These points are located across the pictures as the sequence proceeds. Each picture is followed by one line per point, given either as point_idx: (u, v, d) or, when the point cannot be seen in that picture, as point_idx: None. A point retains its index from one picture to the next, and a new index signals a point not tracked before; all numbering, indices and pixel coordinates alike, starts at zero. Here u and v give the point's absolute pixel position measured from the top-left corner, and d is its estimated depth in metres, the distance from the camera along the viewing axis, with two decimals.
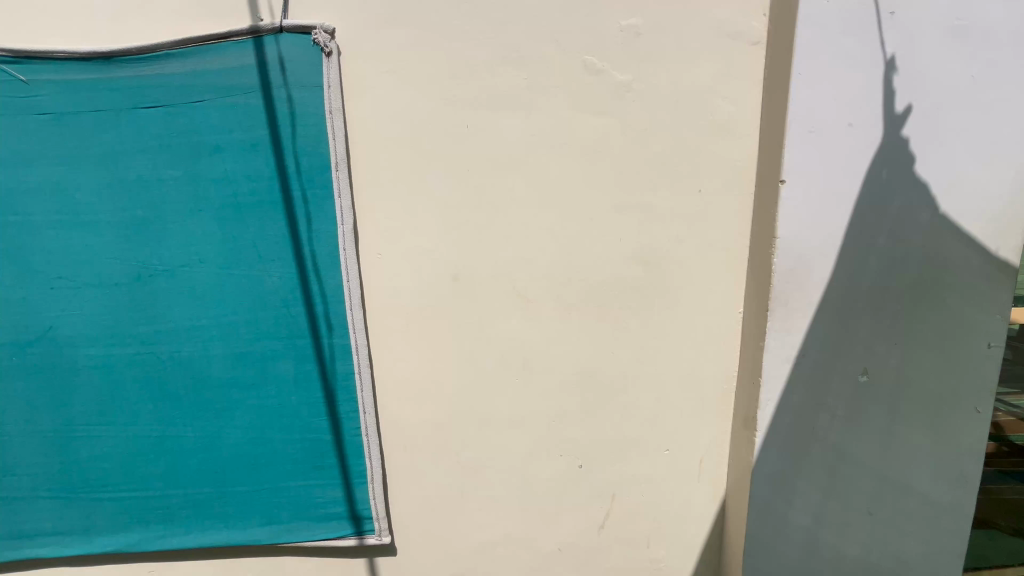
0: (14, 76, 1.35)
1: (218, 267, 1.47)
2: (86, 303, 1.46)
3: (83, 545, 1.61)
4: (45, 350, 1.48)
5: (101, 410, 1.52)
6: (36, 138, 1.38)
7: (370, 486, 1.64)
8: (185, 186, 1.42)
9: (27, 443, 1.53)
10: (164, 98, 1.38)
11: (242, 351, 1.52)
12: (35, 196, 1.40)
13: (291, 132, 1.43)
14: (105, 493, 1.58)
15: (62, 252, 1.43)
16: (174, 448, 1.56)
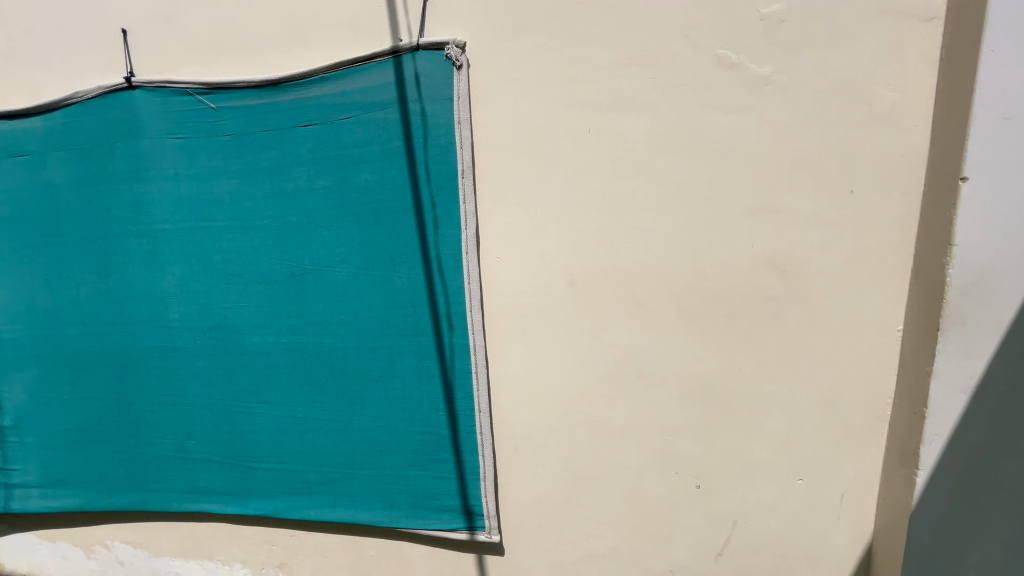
0: (205, 103, 1.60)
1: (357, 268, 1.61)
2: (252, 296, 1.69)
3: (240, 506, 1.86)
4: (219, 335, 1.73)
5: (259, 390, 1.75)
6: (221, 156, 1.62)
7: (482, 483, 1.68)
8: (332, 195, 1.58)
9: (204, 413, 1.81)
10: (318, 117, 1.55)
11: (374, 345, 1.65)
12: (218, 204, 1.65)
13: (423, 142, 1.52)
14: (260, 462, 1.81)
15: (235, 252, 1.67)
16: (314, 429, 1.74)
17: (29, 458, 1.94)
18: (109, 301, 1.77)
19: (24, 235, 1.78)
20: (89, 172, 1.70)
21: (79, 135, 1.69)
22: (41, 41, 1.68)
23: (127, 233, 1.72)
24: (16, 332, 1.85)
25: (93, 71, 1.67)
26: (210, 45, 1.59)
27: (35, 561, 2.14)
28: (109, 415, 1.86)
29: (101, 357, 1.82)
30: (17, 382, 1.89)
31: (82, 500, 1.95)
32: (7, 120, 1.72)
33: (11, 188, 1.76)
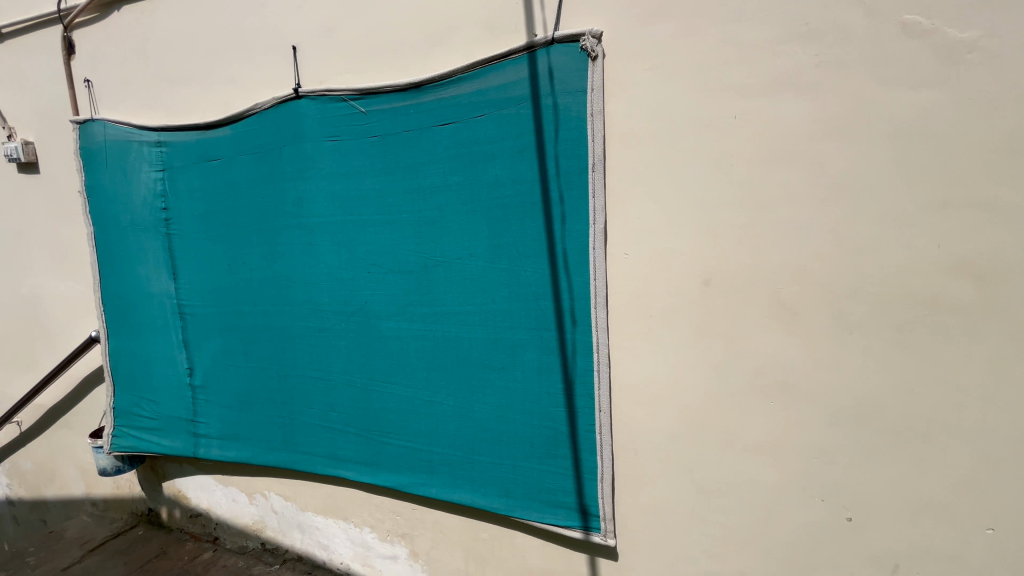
0: (356, 107, 1.76)
1: (485, 261, 1.66)
2: (389, 285, 1.83)
3: (371, 476, 2.03)
4: (360, 319, 1.90)
5: (392, 371, 1.89)
6: (368, 156, 1.78)
7: (599, 484, 1.65)
8: (464, 190, 1.65)
9: (345, 389, 2.00)
10: (455, 116, 1.62)
11: (497, 337, 1.70)
12: (364, 200, 1.81)
13: (554, 136, 1.52)
14: (390, 438, 1.96)
15: (377, 243, 1.82)
16: (439, 412, 1.84)
17: (211, 414, 2.31)
18: (275, 285, 2.04)
19: (214, 227, 2.11)
20: (263, 173, 1.96)
21: (256, 140, 1.95)
22: (232, 62, 1.98)
23: (290, 226, 1.96)
24: (206, 309, 2.21)
25: (270, 85, 1.93)
26: (363, 55, 1.75)
27: (212, 500, 2.56)
28: (271, 384, 2.15)
29: (267, 333, 2.10)
30: (205, 350, 2.26)
31: (247, 455, 2.27)
32: (204, 130, 2.05)
33: (206, 188, 2.09)
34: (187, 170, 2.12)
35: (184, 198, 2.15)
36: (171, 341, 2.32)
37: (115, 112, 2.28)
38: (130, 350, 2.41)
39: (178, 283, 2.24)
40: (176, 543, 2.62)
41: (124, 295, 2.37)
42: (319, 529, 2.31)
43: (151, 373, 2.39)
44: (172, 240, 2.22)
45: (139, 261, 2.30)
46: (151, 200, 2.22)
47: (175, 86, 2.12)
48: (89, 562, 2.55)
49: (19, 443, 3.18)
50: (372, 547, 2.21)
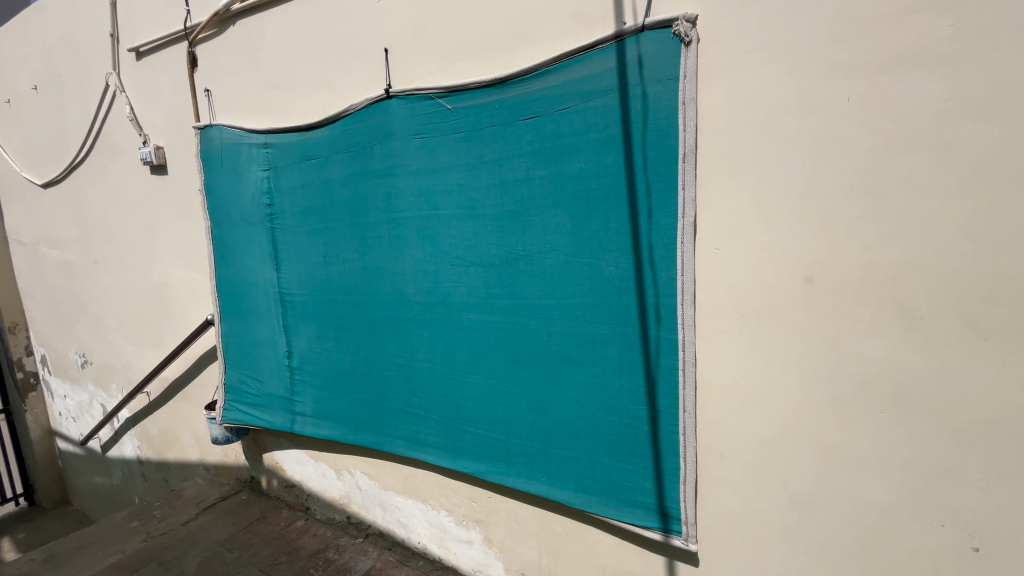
0: (443, 105, 1.81)
1: (567, 255, 1.66)
2: (471, 277, 1.88)
3: (450, 461, 2.11)
4: (443, 310, 1.98)
5: (472, 361, 1.95)
6: (453, 151, 1.83)
7: (681, 487, 1.59)
8: (547, 183, 1.65)
9: (427, 377, 2.09)
10: (539, 109, 1.63)
11: (577, 331, 1.69)
12: (449, 195, 1.87)
13: (642, 127, 1.47)
14: (468, 426, 2.02)
15: (460, 237, 1.87)
16: (516, 403, 1.87)
17: (307, 395, 2.50)
18: (365, 276, 2.17)
19: (312, 222, 2.28)
20: (356, 170, 2.09)
21: (351, 140, 2.08)
22: (330, 67, 2.12)
23: (380, 220, 2.07)
24: (303, 297, 2.40)
25: (363, 87, 2.04)
26: (450, 53, 1.81)
27: (304, 473, 2.79)
28: (360, 368, 2.29)
29: (357, 321, 2.25)
30: (302, 335, 2.45)
31: (337, 433, 2.45)
32: (304, 131, 2.21)
33: (305, 185, 2.26)
34: (289, 169, 2.30)
35: (286, 195, 2.34)
36: (273, 326, 2.54)
37: (229, 117, 2.52)
38: (239, 333, 2.68)
39: (280, 273, 2.45)
40: (274, 510, 2.88)
41: (235, 283, 2.63)
42: (399, 508, 2.45)
43: (256, 355, 2.64)
44: (275, 233, 2.42)
45: (247, 253, 2.54)
46: (259, 197, 2.43)
47: (280, 92, 2.31)
48: (203, 519, 2.87)
49: (148, 411, 3.65)
50: (448, 530, 2.30)
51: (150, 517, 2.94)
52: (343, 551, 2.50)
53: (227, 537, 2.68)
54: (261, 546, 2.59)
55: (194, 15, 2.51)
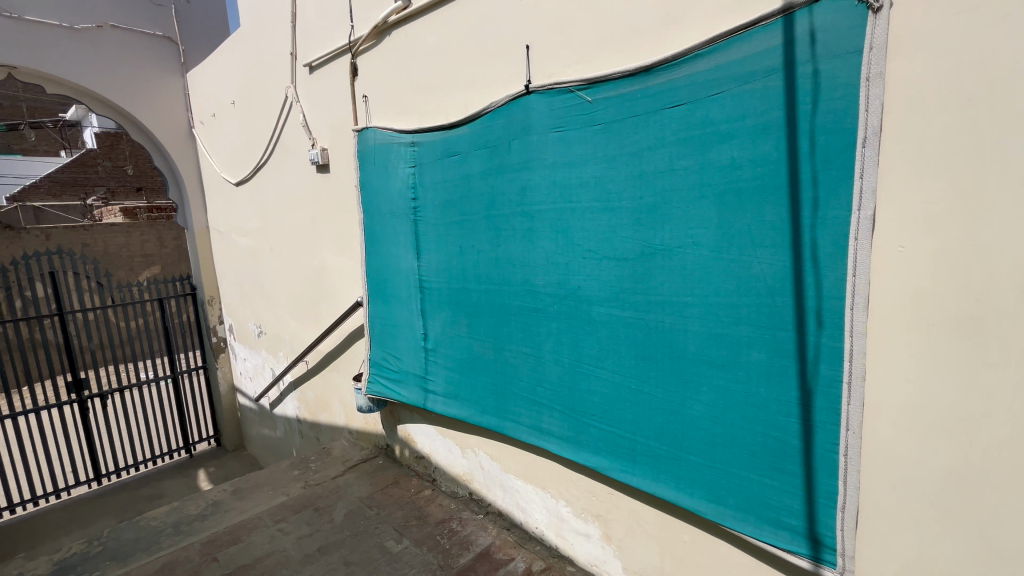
0: (583, 97, 1.81)
1: (711, 250, 1.57)
2: (603, 271, 1.86)
3: (572, 453, 2.12)
4: (573, 303, 1.99)
5: (600, 356, 1.94)
6: (591, 144, 1.82)
7: (838, 513, 1.42)
8: (693, 174, 1.57)
9: (553, 367, 2.13)
10: (688, 96, 1.55)
11: (719, 332, 1.59)
12: (584, 188, 1.87)
13: (811, 109, 1.32)
14: (593, 420, 2.02)
15: (594, 230, 1.86)
16: (645, 403, 1.82)
17: (439, 375, 2.70)
18: (498, 267, 2.27)
19: (450, 215, 2.44)
20: (494, 165, 2.18)
21: (490, 136, 2.17)
22: (474, 68, 2.24)
23: (514, 213, 2.14)
24: (440, 285, 2.58)
25: (504, 85, 2.12)
26: (593, 45, 1.80)
27: (433, 447, 3.02)
28: (488, 355, 2.41)
29: (488, 310, 2.36)
30: (437, 320, 2.64)
31: (465, 414, 2.60)
32: (447, 130, 2.36)
33: (446, 180, 2.42)
34: (432, 165, 2.48)
35: (429, 189, 2.53)
36: (412, 310, 2.78)
37: (383, 120, 2.80)
38: (382, 314, 2.97)
39: (420, 262, 2.66)
40: (405, 477, 3.17)
41: (381, 269, 2.92)
42: (518, 491, 2.54)
43: (396, 335, 2.90)
44: (417, 225, 2.63)
45: (393, 242, 2.79)
46: (404, 191, 2.66)
47: (427, 94, 2.50)
48: (347, 476, 3.26)
49: (307, 377, 4.23)
50: (566, 520, 2.33)
51: (307, 468, 3.41)
52: (465, 524, 2.67)
53: (367, 495, 3.01)
54: (395, 507, 2.86)
55: (357, 29, 2.82)
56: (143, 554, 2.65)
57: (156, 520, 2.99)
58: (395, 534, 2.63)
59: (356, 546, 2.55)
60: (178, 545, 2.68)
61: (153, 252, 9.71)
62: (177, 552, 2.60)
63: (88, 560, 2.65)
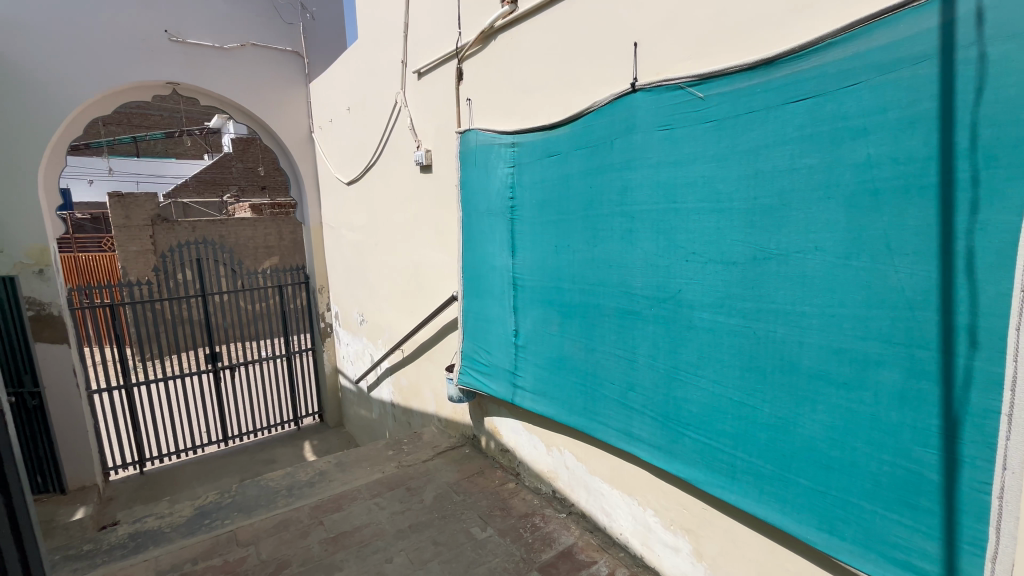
0: (694, 93, 1.74)
1: (836, 257, 1.44)
2: (708, 275, 1.79)
3: (663, 462, 2.06)
4: (673, 307, 1.93)
5: (699, 364, 1.86)
6: (700, 142, 1.75)
7: (987, 564, 1.24)
8: (818, 174, 1.45)
9: (647, 373, 2.08)
10: (816, 89, 1.43)
11: (842, 348, 1.46)
12: (691, 188, 1.80)
13: (973, 100, 1.16)
14: (688, 431, 1.94)
15: (700, 232, 1.79)
16: (750, 417, 1.73)
17: (528, 372, 2.74)
18: (593, 267, 2.26)
19: (547, 214, 2.47)
20: (594, 165, 2.17)
21: (591, 136, 2.16)
22: (578, 69, 2.24)
23: (613, 213, 2.12)
24: (533, 283, 2.62)
25: (608, 84, 2.11)
26: (707, 40, 1.72)
27: (518, 442, 3.08)
28: (579, 355, 2.41)
29: (581, 310, 2.36)
30: (529, 318, 2.69)
31: (552, 412, 2.62)
32: (548, 130, 2.39)
33: (545, 180, 2.46)
34: (532, 165, 2.53)
35: (527, 189, 2.58)
36: (504, 306, 2.84)
37: (484, 122, 2.90)
38: (476, 309, 3.07)
39: (514, 260, 2.72)
40: (490, 468, 3.26)
41: (476, 265, 3.02)
42: (603, 495, 2.51)
43: (488, 329, 2.99)
44: (514, 224, 2.69)
45: (489, 240, 2.88)
46: (503, 191, 2.73)
47: (529, 96, 2.55)
48: (436, 461, 3.43)
49: (402, 365, 4.51)
50: (653, 530, 2.26)
51: (400, 449, 3.64)
52: (548, 521, 2.69)
53: (454, 481, 3.14)
54: (480, 496, 2.96)
55: (464, 35, 2.94)
56: (262, 509, 2.99)
57: (273, 481, 3.36)
58: (480, 521, 2.72)
59: (443, 528, 2.68)
60: (291, 506, 2.99)
61: (274, 244, 10.87)
62: (290, 513, 2.91)
63: (219, 509, 3.06)
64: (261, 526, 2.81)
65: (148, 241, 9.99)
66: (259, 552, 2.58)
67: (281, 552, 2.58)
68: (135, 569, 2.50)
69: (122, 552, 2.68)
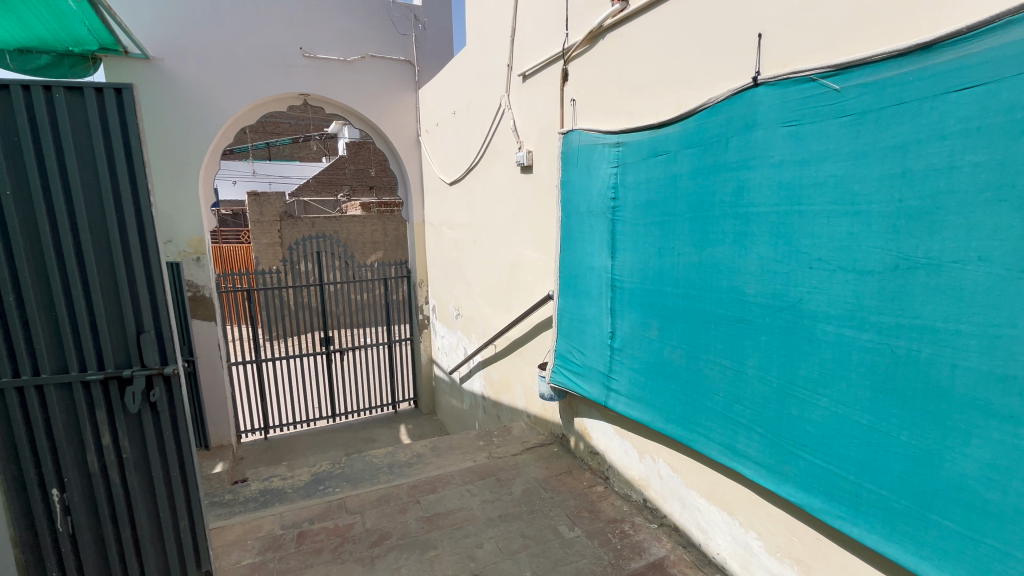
0: (829, 85, 1.61)
1: (1006, 269, 1.25)
2: (837, 284, 1.64)
3: (772, 482, 1.93)
4: (791, 317, 1.80)
5: (821, 381, 1.72)
6: (833, 139, 1.61)
7: None
8: (986, 173, 1.27)
9: (757, 385, 1.96)
10: (988, 75, 1.25)
11: (1009, 374, 1.27)
12: (819, 188, 1.66)
13: None
14: (803, 452, 1.80)
15: (829, 236, 1.65)
16: (881, 444, 1.57)
17: (623, 375, 2.69)
18: (700, 271, 2.16)
19: (651, 215, 2.40)
20: (706, 164, 2.08)
21: (704, 134, 2.07)
22: (692, 65, 2.16)
23: (725, 215, 2.01)
24: (633, 285, 2.57)
25: (726, 79, 2.00)
26: (847, 24, 1.56)
27: (609, 446, 3.04)
28: (680, 362, 2.32)
29: (684, 315, 2.27)
30: (627, 320, 2.64)
31: (648, 418, 2.55)
32: (656, 128, 2.33)
33: (650, 180, 2.40)
34: (637, 165, 2.48)
35: (630, 189, 2.54)
36: (601, 307, 2.81)
37: (588, 122, 2.89)
38: (570, 309, 3.06)
39: (614, 261, 2.68)
40: (579, 469, 3.25)
41: (572, 265, 3.01)
42: (700, 510, 2.40)
43: (582, 330, 2.97)
44: (615, 224, 2.66)
45: (587, 240, 2.87)
46: (605, 191, 2.70)
47: (637, 94, 2.51)
48: (526, 456, 3.49)
49: (494, 359, 4.65)
50: (755, 555, 2.12)
51: (491, 441, 3.76)
52: (638, 529, 2.63)
53: (543, 478, 3.18)
54: (568, 495, 2.97)
55: (571, 36, 2.95)
56: (367, 483, 3.26)
57: (376, 458, 3.65)
58: (568, 520, 2.73)
59: (532, 522, 2.73)
60: (391, 483, 3.23)
61: (379, 240, 11.71)
62: (391, 489, 3.14)
63: (331, 477, 3.38)
64: (366, 498, 3.06)
65: (276, 235, 11.30)
66: (364, 521, 2.82)
67: (383, 524, 2.80)
68: (264, 521, 2.86)
69: (254, 505, 3.08)
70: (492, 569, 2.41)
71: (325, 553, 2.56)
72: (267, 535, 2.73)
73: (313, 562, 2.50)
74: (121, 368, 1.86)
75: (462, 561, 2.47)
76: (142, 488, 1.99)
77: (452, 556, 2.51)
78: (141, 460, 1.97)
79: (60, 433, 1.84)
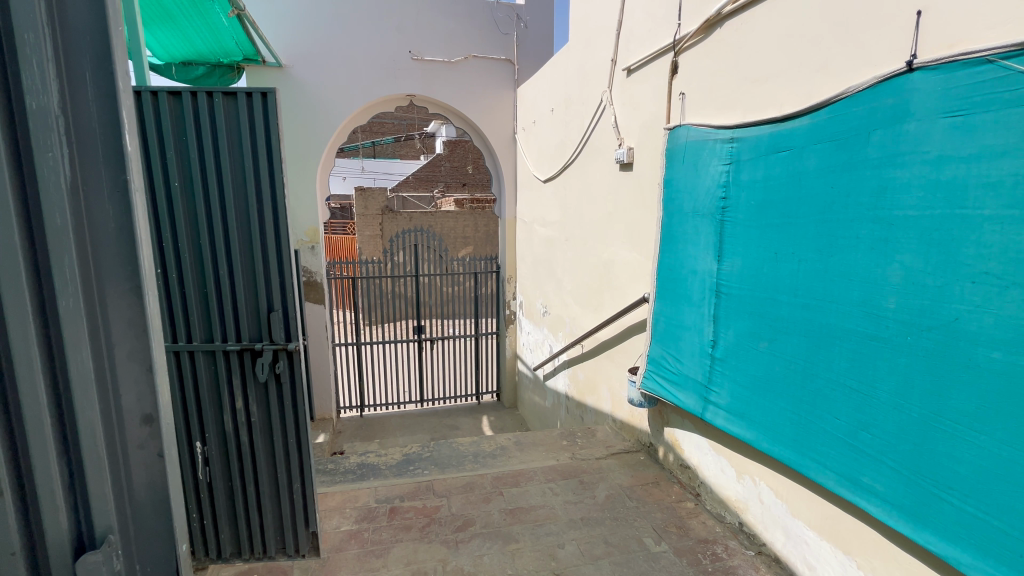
0: (1011, 68, 1.36)
1: None
2: (1009, 304, 1.39)
3: (904, 525, 1.69)
4: (944, 338, 1.56)
5: (979, 415, 1.48)
6: (1015, 132, 1.36)
7: None
8: None
9: (892, 414, 1.72)
10: None
11: None
12: (992, 190, 1.42)
13: None
14: (949, 495, 1.57)
15: (1003, 247, 1.40)
16: None
17: (723, 388, 2.50)
18: (825, 279, 1.95)
19: (769, 216, 2.21)
20: (839, 160, 1.87)
21: (839, 126, 1.86)
22: (828, 51, 1.95)
23: (861, 219, 1.79)
24: (742, 291, 2.39)
25: (872, 63, 1.76)
26: None
27: (702, 461, 2.87)
28: (794, 378, 2.12)
29: (803, 327, 2.07)
30: (732, 328, 2.46)
31: (751, 436, 2.35)
32: (780, 122, 2.13)
33: (769, 179, 2.20)
34: (754, 162, 2.29)
35: (744, 188, 2.35)
36: (703, 314, 2.64)
37: (697, 117, 2.73)
38: (667, 313, 2.89)
39: (721, 265, 2.51)
40: (667, 481, 3.10)
41: (672, 267, 2.85)
42: (808, 544, 2.18)
43: (679, 336, 2.80)
44: (724, 226, 2.48)
45: (690, 242, 2.71)
46: (713, 190, 2.53)
47: (759, 85, 2.31)
48: (610, 461, 3.40)
49: (581, 359, 4.59)
50: None
51: (574, 442, 3.72)
52: (732, 554, 2.45)
53: (628, 485, 3.08)
54: (655, 507, 2.84)
55: (684, 26, 2.81)
56: (453, 469, 3.38)
57: (462, 446, 3.78)
58: (654, 534, 2.61)
59: (615, 530, 2.66)
60: (476, 471, 3.32)
61: (471, 235, 12.06)
62: (476, 478, 3.23)
63: (421, 459, 3.55)
64: (453, 483, 3.18)
65: (378, 228, 12.09)
66: (450, 505, 2.93)
67: (467, 510, 2.88)
68: (361, 493, 3.08)
69: (352, 476, 3.33)
70: (573, 571, 2.38)
71: (413, 531, 2.70)
72: (363, 506, 2.93)
73: (403, 538, 2.64)
74: (253, 342, 2.09)
75: (543, 558, 2.47)
76: (265, 450, 2.23)
77: (534, 552, 2.52)
78: (265, 424, 2.21)
79: (204, 394, 2.10)
